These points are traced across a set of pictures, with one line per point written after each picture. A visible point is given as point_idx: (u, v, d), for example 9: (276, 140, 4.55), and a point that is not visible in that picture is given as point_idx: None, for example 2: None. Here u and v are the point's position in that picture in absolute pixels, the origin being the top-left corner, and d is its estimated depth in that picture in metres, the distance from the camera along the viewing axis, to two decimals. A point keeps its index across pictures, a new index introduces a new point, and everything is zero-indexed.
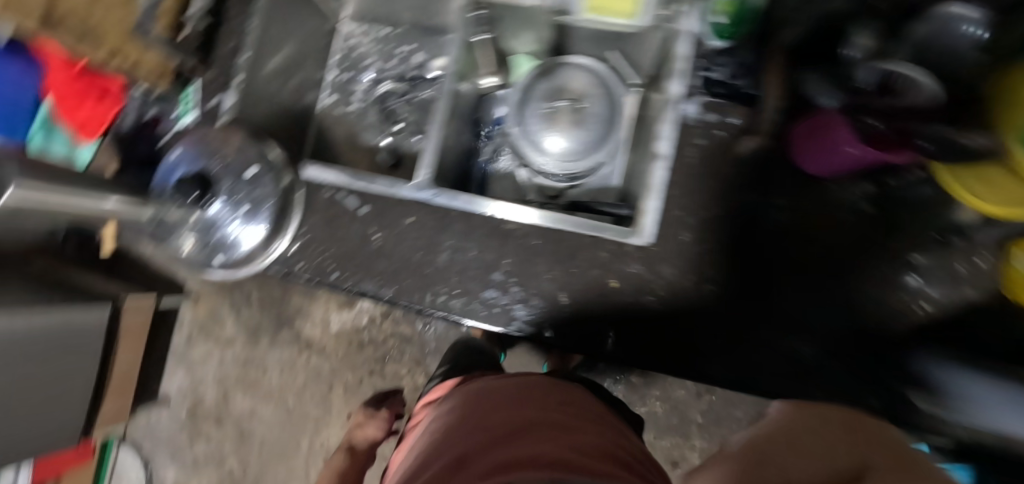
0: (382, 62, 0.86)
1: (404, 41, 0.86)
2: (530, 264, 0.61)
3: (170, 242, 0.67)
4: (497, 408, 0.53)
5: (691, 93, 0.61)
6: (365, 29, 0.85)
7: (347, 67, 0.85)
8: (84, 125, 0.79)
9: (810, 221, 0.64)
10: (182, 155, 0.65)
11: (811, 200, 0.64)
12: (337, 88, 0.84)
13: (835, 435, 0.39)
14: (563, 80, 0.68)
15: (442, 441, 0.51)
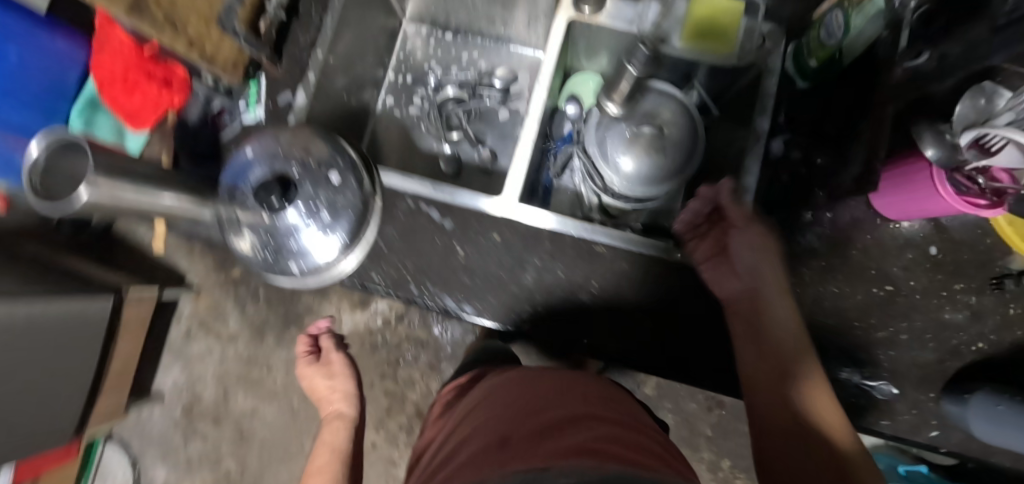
0: (443, 68, 0.85)
1: (466, 47, 0.85)
2: (613, 285, 0.61)
3: (232, 241, 0.60)
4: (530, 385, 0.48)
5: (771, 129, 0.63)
6: (426, 32, 0.85)
7: (407, 70, 0.85)
8: (138, 114, 0.67)
9: (881, 255, 0.62)
10: (255, 154, 0.60)
11: (890, 235, 0.62)
12: (396, 90, 0.84)
13: (766, 288, 0.57)
14: (648, 108, 0.69)
15: (472, 415, 0.50)
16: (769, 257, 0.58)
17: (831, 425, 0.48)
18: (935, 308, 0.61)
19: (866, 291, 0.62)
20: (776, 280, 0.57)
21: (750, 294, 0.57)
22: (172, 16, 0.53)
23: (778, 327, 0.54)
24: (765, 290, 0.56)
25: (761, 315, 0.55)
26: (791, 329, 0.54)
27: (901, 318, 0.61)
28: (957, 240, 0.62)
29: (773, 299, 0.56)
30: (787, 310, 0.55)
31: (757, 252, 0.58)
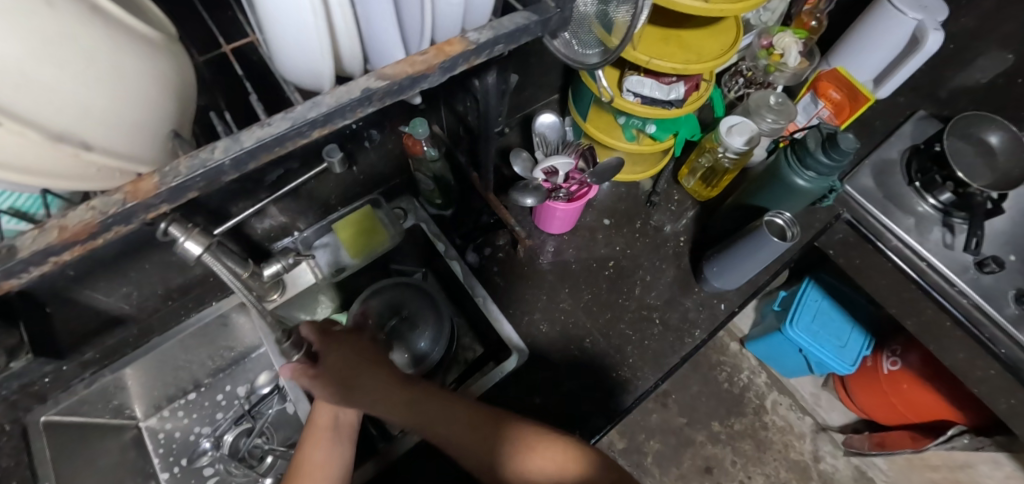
0: (210, 424, 0.82)
1: (216, 389, 0.84)
2: None
3: None
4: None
5: (461, 249, 0.78)
6: (171, 411, 0.82)
7: (178, 455, 0.80)
8: None
9: (589, 251, 0.80)
10: None
11: (577, 238, 0.81)
12: (182, 480, 0.78)
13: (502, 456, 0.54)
14: (379, 306, 0.79)
15: None
16: (462, 416, 0.57)
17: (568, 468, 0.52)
18: (639, 247, 0.81)
19: (604, 277, 0.78)
20: (468, 448, 0.55)
21: (475, 457, 0.54)
22: None
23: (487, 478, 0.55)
24: (475, 449, 0.54)
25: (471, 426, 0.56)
26: (497, 443, 0.55)
27: (637, 269, 0.79)
28: (610, 206, 0.85)
29: (465, 457, 0.55)
30: (457, 448, 0.55)
31: (453, 418, 0.57)
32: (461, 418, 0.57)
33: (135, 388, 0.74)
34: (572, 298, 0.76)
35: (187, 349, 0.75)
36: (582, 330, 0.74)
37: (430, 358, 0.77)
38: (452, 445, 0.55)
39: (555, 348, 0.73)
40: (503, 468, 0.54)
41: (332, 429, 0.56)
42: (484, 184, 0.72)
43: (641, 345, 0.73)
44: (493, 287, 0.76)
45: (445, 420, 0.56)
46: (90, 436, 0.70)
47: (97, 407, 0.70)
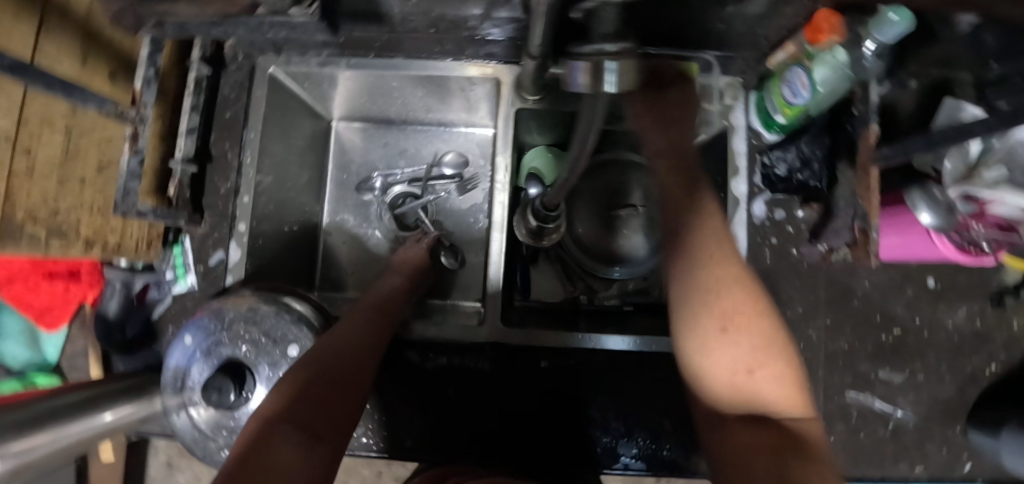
0: (390, 163, 0.76)
1: (408, 135, 0.77)
2: (624, 390, 0.56)
3: (181, 434, 0.53)
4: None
5: (751, 191, 0.60)
6: (363, 126, 0.76)
7: (354, 172, 0.76)
8: (49, 312, 0.57)
9: (915, 312, 0.60)
10: (196, 341, 0.53)
11: (888, 277, 0.59)
12: (342, 195, 0.76)
13: (743, 356, 0.36)
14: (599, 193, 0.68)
15: None
16: (748, 293, 0.38)
17: (781, 393, 0.36)
18: (943, 340, 0.60)
19: (876, 339, 0.59)
20: (692, 306, 0.38)
21: (749, 331, 0.36)
22: (57, 227, 0.45)
23: (691, 337, 0.38)
24: (747, 336, 0.36)
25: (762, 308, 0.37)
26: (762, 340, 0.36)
27: (915, 358, 0.59)
28: (955, 268, 0.60)
29: (716, 310, 0.37)
30: (698, 282, 0.39)
31: (743, 287, 0.38)
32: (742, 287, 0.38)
33: (341, 86, 0.65)
34: (824, 336, 0.58)
35: (397, 87, 0.65)
36: (809, 373, 0.58)
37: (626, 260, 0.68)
38: (715, 257, 0.40)
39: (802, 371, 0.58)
40: (743, 364, 0.36)
41: (410, 285, 0.60)
42: (874, 155, 0.48)
43: (853, 429, 0.58)
44: (753, 260, 0.59)
45: (700, 252, 0.40)
46: (296, 106, 0.66)
47: (308, 79, 0.63)
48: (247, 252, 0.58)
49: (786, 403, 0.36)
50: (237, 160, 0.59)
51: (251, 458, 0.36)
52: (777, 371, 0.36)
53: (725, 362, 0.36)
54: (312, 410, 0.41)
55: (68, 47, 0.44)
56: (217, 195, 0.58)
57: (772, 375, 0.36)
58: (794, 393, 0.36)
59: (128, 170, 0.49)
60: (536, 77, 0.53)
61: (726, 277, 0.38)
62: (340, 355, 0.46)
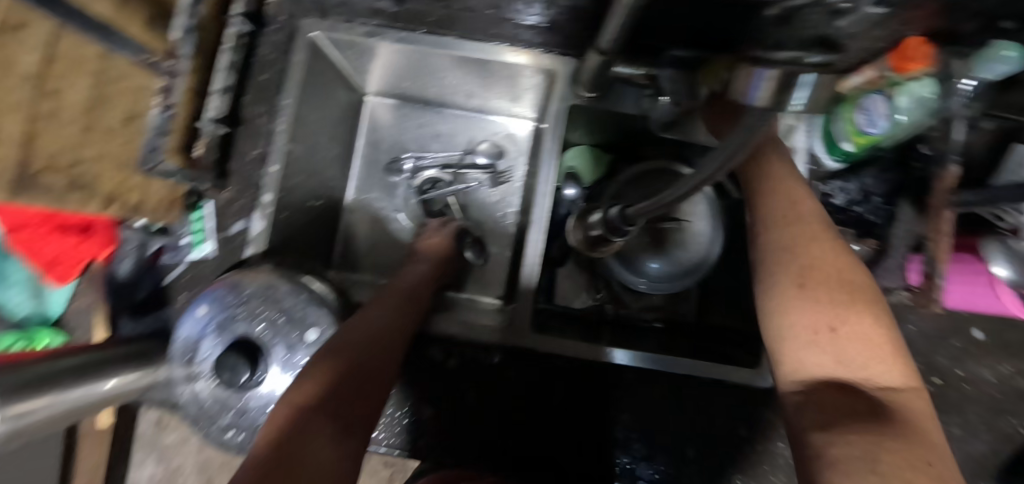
0: (423, 145, 0.73)
1: (444, 118, 0.73)
2: (649, 412, 0.54)
3: (185, 409, 0.50)
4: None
5: None
6: (399, 104, 0.73)
7: (384, 150, 0.73)
8: (56, 265, 0.54)
9: (958, 363, 0.57)
10: (210, 312, 0.50)
11: (935, 324, 0.57)
12: (369, 173, 0.73)
13: (822, 313, 0.35)
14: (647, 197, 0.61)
15: None
16: (840, 270, 0.37)
17: (871, 352, 0.34)
18: (982, 396, 0.57)
19: None
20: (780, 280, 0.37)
21: (836, 300, 0.35)
22: (78, 178, 0.44)
23: (770, 300, 0.37)
24: (830, 308, 0.35)
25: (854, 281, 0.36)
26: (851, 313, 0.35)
27: (953, 411, 0.57)
28: (1004, 322, 0.58)
29: (805, 287, 0.36)
30: (781, 261, 0.38)
31: (836, 266, 0.37)
32: (837, 267, 0.37)
33: (383, 60, 0.62)
34: None
35: (443, 67, 0.61)
36: None
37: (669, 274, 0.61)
38: (805, 236, 0.38)
39: None
40: (824, 321, 0.35)
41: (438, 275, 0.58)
42: (950, 199, 0.45)
43: None
44: None
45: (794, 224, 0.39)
46: (333, 76, 0.63)
47: (351, 49, 0.59)
48: (270, 225, 0.55)
49: (879, 368, 0.33)
50: (269, 127, 0.56)
51: (287, 445, 0.35)
52: (868, 338, 0.34)
53: (804, 318, 0.35)
54: (344, 404, 0.40)
55: None
56: (244, 161, 0.55)
57: (862, 341, 0.34)
58: (889, 362, 0.33)
59: (157, 126, 0.45)
60: (598, 74, 0.50)
61: (814, 257, 0.37)
62: (371, 345, 0.44)
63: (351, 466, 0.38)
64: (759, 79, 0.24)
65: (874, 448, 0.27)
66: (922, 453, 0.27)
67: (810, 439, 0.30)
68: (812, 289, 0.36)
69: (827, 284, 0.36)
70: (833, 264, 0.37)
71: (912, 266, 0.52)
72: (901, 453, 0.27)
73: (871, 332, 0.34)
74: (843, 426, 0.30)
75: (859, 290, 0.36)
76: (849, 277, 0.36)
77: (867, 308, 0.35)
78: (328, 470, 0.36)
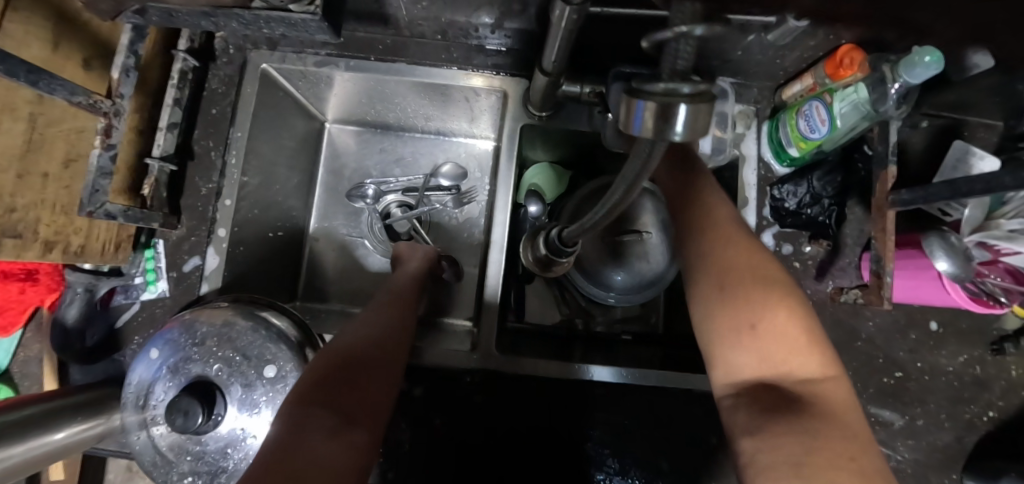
0: (385, 170, 0.73)
1: (405, 142, 0.73)
2: (619, 426, 0.54)
3: (141, 458, 0.48)
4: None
5: (759, 223, 0.58)
6: (358, 129, 0.73)
7: (346, 177, 0.73)
8: (1, 315, 0.51)
9: (917, 356, 0.59)
10: (163, 355, 0.48)
11: (891, 319, 0.58)
12: (331, 201, 0.72)
13: (742, 312, 0.36)
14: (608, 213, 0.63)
15: None
16: (753, 264, 0.37)
17: (791, 345, 0.34)
18: (942, 386, 0.59)
19: (877, 383, 0.57)
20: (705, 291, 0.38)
21: (749, 297, 0.36)
22: (10, 227, 0.40)
23: (698, 306, 0.39)
24: (747, 307, 0.36)
25: (769, 272, 0.37)
26: (770, 308, 0.35)
27: (916, 404, 0.58)
28: (957, 312, 0.60)
29: (722, 290, 0.37)
30: (699, 265, 0.40)
31: (751, 263, 0.37)
32: (749, 263, 0.37)
33: (337, 88, 0.62)
34: None
35: (397, 92, 0.61)
36: None
37: (633, 287, 0.62)
38: (715, 236, 0.40)
39: None
40: (744, 319, 0.36)
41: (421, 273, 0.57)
42: (891, 198, 0.47)
43: None
44: None
45: (702, 225, 0.41)
46: (288, 106, 0.62)
47: (304, 79, 0.59)
48: (226, 260, 0.54)
49: (799, 361, 0.34)
50: (221, 161, 0.55)
51: (285, 452, 0.33)
52: (785, 329, 0.35)
53: (726, 322, 0.36)
54: (348, 399, 0.38)
55: (39, 30, 0.40)
56: (197, 197, 0.54)
57: (782, 337, 0.34)
58: (809, 353, 0.34)
59: (99, 167, 0.44)
60: (547, 93, 0.51)
61: (728, 257, 0.38)
62: (373, 344, 0.44)
63: (360, 453, 0.36)
64: (639, 107, 0.22)
65: (794, 458, 0.28)
66: (838, 446, 0.29)
67: (742, 446, 0.32)
68: (731, 290, 0.37)
69: (742, 281, 0.37)
70: (747, 259, 0.38)
71: (861, 262, 0.55)
72: (819, 451, 0.28)
73: (789, 324, 0.35)
74: (769, 428, 0.31)
75: (773, 282, 0.36)
76: (764, 272, 0.37)
77: (787, 300, 0.36)
78: (332, 462, 0.34)
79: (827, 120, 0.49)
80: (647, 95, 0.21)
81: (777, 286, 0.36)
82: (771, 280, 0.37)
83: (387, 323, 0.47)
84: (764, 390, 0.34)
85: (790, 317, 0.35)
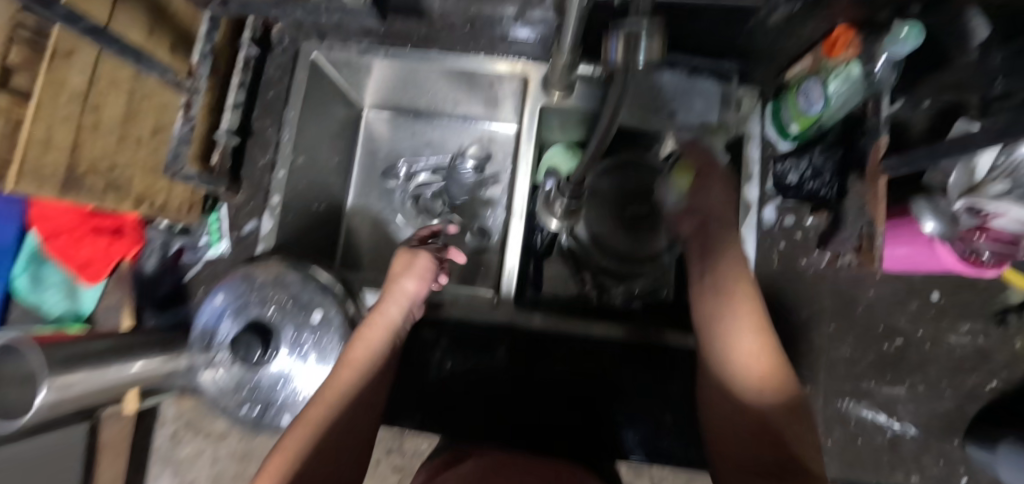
0: (416, 153, 0.80)
1: (435, 127, 0.80)
2: (628, 380, 0.58)
3: (207, 391, 0.55)
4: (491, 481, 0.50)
5: (763, 196, 0.62)
6: (392, 115, 0.80)
7: (381, 159, 0.80)
8: (89, 266, 0.60)
9: (918, 325, 0.61)
10: (226, 299, 0.56)
11: (892, 289, 0.61)
12: (367, 180, 0.79)
13: (768, 416, 0.42)
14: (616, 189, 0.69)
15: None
16: (776, 374, 0.44)
17: (807, 444, 0.41)
18: (944, 355, 0.61)
19: (878, 349, 0.60)
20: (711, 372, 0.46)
21: (774, 404, 0.43)
22: (114, 181, 0.49)
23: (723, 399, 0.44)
24: (770, 412, 0.42)
25: (789, 385, 0.44)
26: (792, 415, 0.42)
27: (916, 370, 0.61)
28: (959, 285, 0.62)
29: (750, 391, 0.44)
30: (731, 359, 0.45)
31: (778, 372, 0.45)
32: (778, 374, 0.44)
33: (377, 75, 0.69)
34: (829, 343, 0.60)
35: (430, 78, 0.68)
36: (810, 377, 0.59)
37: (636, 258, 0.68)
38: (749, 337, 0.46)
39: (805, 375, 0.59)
40: (767, 422, 0.42)
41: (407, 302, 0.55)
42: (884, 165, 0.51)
43: (851, 435, 0.59)
44: (762, 263, 0.61)
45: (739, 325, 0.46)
46: (332, 92, 0.70)
47: (348, 66, 0.67)
48: (278, 223, 0.61)
49: (814, 460, 0.40)
50: (276, 138, 0.63)
51: None
52: (800, 435, 0.41)
53: (752, 421, 0.43)
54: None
55: (138, 17, 0.48)
56: (254, 168, 0.62)
57: (800, 439, 0.41)
58: (815, 456, 0.41)
59: (180, 135, 0.52)
60: (565, 74, 0.56)
61: (757, 367, 0.45)
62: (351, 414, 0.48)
63: None
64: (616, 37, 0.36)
65: None
66: None
67: None
68: (761, 394, 0.43)
69: (772, 388, 0.44)
70: (771, 369, 0.44)
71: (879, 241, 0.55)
72: None
73: (805, 431, 0.42)
74: None
75: (790, 396, 0.43)
76: (784, 383, 0.44)
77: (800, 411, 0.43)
78: None
79: (821, 94, 0.53)
80: (619, 27, 0.35)
81: (794, 398, 0.43)
82: (791, 392, 0.44)
83: (344, 393, 0.48)
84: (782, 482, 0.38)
85: (803, 427, 0.42)
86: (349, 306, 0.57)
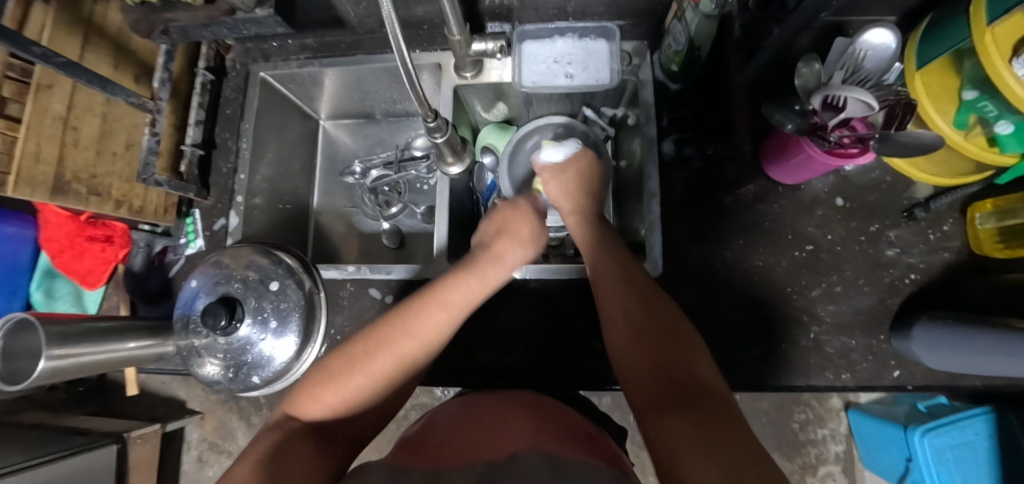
0: (370, 152, 0.89)
1: (384, 127, 0.90)
2: None
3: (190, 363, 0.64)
4: (479, 412, 0.55)
5: (663, 135, 0.68)
6: (346, 123, 0.90)
7: (340, 161, 0.90)
8: (90, 274, 0.70)
9: (827, 231, 0.65)
10: (200, 283, 0.65)
11: (796, 201, 0.66)
12: (330, 181, 0.89)
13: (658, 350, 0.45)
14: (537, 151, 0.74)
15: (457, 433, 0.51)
16: (668, 316, 0.48)
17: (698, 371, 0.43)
18: (859, 256, 0.65)
19: (789, 256, 0.64)
20: (621, 294, 0.50)
21: (668, 337, 0.45)
22: (95, 187, 0.59)
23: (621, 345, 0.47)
24: (665, 340, 0.45)
25: (681, 326, 0.46)
26: (681, 346, 0.45)
27: (831, 272, 0.64)
28: (862, 189, 0.66)
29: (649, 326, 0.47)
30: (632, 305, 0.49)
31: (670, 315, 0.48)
32: (673, 316, 0.47)
33: (320, 86, 0.79)
34: (740, 256, 0.65)
35: (363, 80, 0.78)
36: (727, 289, 0.64)
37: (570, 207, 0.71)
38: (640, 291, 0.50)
39: (721, 289, 0.64)
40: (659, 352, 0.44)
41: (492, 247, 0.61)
42: None
43: (774, 339, 0.63)
44: (668, 192, 0.67)
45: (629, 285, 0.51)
46: (285, 106, 0.81)
47: (293, 81, 0.77)
48: (243, 219, 0.71)
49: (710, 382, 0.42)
50: (235, 146, 0.73)
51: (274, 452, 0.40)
52: (693, 359, 0.43)
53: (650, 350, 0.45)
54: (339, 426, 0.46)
55: (103, 55, 0.59)
56: (221, 175, 0.73)
57: (692, 358, 0.44)
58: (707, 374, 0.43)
59: (148, 147, 0.63)
60: (462, 50, 0.65)
61: (650, 312, 0.48)
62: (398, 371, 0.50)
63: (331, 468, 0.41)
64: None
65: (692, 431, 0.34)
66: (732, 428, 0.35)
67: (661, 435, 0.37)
68: (659, 327, 0.46)
69: (667, 321, 0.47)
70: (667, 312, 0.48)
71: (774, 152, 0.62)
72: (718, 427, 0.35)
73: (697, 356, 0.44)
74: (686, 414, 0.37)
75: (680, 331, 0.46)
76: (676, 323, 0.47)
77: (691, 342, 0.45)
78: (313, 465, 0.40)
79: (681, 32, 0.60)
80: None
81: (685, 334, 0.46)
82: (681, 333, 0.47)
83: (407, 346, 0.50)
84: (678, 395, 0.40)
85: (695, 356, 0.44)
86: (304, 281, 0.66)
